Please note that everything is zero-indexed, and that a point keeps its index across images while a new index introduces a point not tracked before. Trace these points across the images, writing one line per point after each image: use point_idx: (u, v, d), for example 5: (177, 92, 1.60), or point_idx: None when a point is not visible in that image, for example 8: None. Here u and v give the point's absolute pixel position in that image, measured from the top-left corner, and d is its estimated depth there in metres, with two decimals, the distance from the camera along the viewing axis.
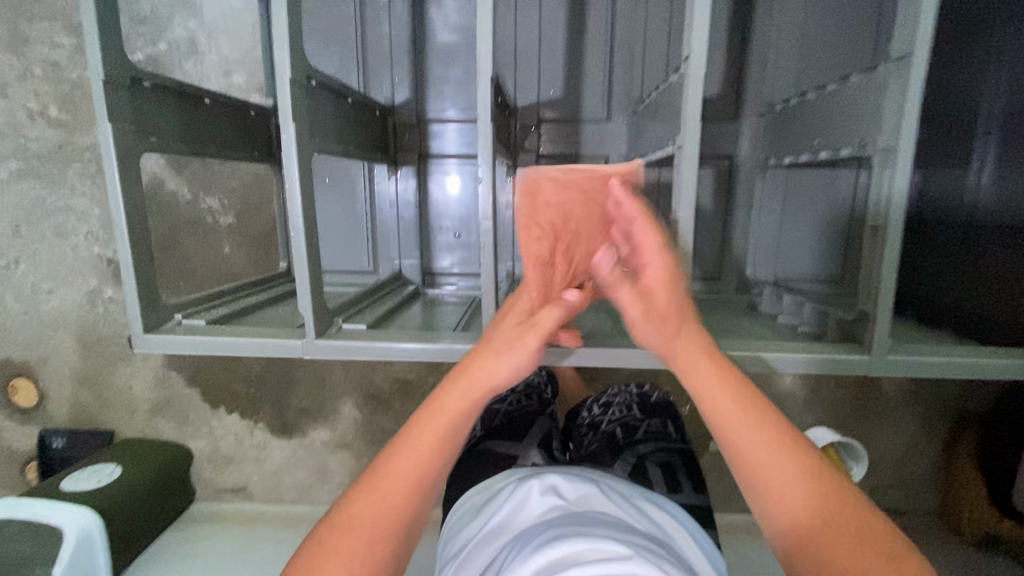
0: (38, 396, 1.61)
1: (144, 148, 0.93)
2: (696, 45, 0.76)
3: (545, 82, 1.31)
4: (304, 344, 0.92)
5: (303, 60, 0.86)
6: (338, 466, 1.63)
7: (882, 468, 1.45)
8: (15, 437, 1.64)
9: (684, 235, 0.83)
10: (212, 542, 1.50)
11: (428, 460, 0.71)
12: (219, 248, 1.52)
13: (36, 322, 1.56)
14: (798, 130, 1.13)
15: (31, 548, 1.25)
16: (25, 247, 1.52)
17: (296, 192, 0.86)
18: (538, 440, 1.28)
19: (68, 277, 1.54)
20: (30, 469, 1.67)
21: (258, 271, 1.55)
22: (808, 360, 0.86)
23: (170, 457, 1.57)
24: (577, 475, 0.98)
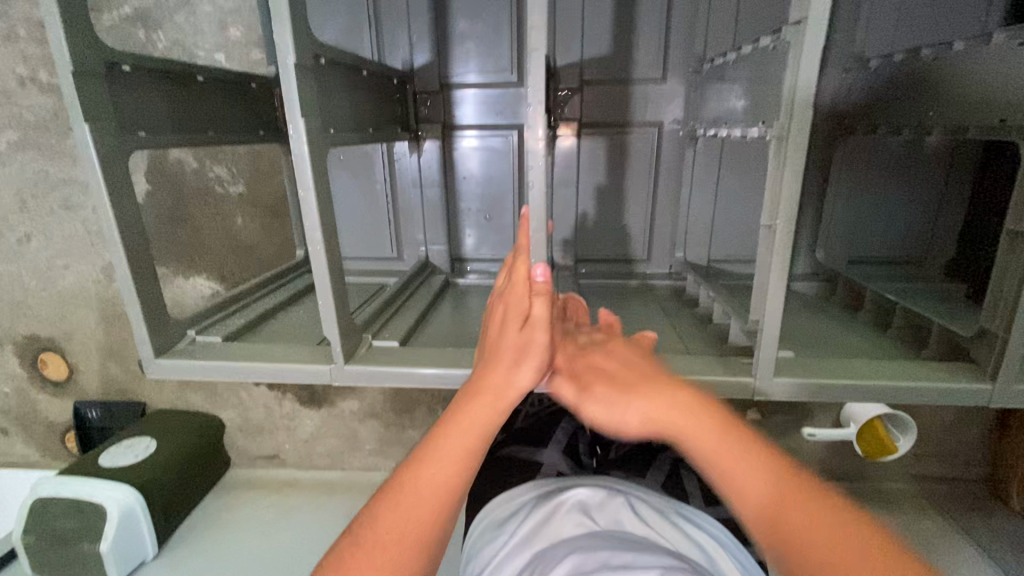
0: (68, 369, 1.57)
1: (133, 145, 0.80)
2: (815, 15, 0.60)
3: (589, 37, 1.12)
4: (333, 371, 0.82)
5: (309, 35, 0.70)
6: (369, 434, 1.59)
7: (927, 438, 1.35)
8: (53, 411, 1.63)
9: (781, 253, 0.69)
10: (249, 508, 1.48)
11: (462, 476, 0.61)
12: (231, 220, 1.40)
13: (56, 299, 1.50)
14: (906, 95, 0.95)
15: (76, 524, 1.22)
16: (35, 222, 1.42)
17: (311, 200, 0.73)
18: (564, 447, 1.19)
19: (82, 252, 1.45)
20: (69, 440, 1.66)
21: (275, 245, 1.44)
22: (917, 388, 0.76)
23: (202, 428, 1.52)
24: (602, 486, 0.89)
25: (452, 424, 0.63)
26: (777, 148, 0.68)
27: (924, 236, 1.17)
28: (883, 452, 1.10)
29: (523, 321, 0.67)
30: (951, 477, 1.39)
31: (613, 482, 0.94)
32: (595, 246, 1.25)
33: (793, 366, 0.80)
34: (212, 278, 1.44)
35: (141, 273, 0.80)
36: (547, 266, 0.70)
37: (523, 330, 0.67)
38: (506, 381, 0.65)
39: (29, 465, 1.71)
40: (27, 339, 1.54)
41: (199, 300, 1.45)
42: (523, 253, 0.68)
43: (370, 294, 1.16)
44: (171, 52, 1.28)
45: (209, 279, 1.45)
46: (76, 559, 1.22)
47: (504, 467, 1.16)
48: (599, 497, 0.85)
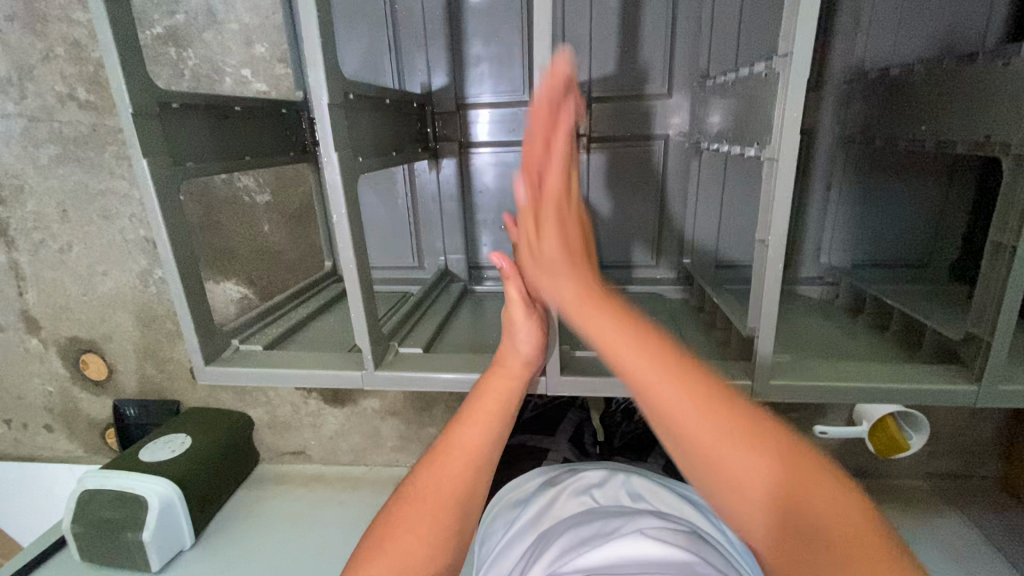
0: (107, 369, 1.69)
1: (182, 174, 0.88)
2: (800, 57, 0.66)
3: (596, 56, 1.17)
4: (364, 376, 0.90)
5: (339, 73, 0.77)
6: (390, 431, 1.68)
7: (937, 435, 1.38)
8: (95, 407, 1.75)
9: (773, 267, 0.75)
10: (281, 501, 1.58)
11: (485, 439, 0.79)
12: (259, 227, 1.49)
13: (97, 302, 1.61)
14: (903, 109, 1.00)
15: (121, 517, 1.32)
16: (77, 231, 1.53)
17: (344, 225, 0.80)
18: (570, 435, 1.27)
19: (120, 259, 1.56)
20: (110, 436, 1.78)
21: (299, 252, 1.53)
22: (908, 388, 0.81)
23: (233, 424, 1.61)
24: (604, 467, 0.99)
25: (474, 399, 0.81)
26: (769, 169, 0.73)
27: (927, 237, 1.21)
28: (895, 448, 1.14)
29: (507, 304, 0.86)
30: (961, 472, 1.41)
31: (618, 465, 1.02)
32: (607, 253, 1.31)
33: (788, 370, 0.85)
34: (241, 283, 1.54)
35: (190, 287, 0.89)
36: (497, 253, 0.86)
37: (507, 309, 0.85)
38: (508, 353, 0.82)
39: (73, 459, 1.84)
40: (70, 340, 1.66)
41: (230, 306, 1.56)
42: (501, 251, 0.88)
43: (394, 302, 1.24)
44: (201, 70, 1.37)
45: (239, 284, 1.55)
46: (122, 546, 1.32)
47: (516, 450, 1.24)
48: (603, 477, 0.95)
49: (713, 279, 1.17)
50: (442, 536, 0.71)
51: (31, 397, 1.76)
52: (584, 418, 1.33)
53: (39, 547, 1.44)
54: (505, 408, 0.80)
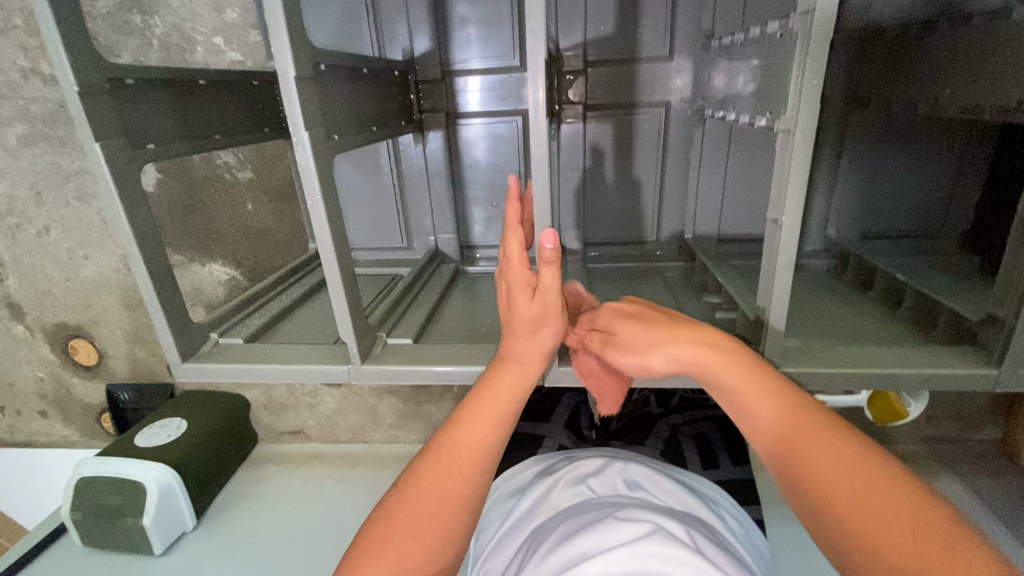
0: (98, 355, 1.63)
1: (144, 159, 0.81)
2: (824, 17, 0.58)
3: (593, 16, 1.08)
4: (350, 370, 0.84)
5: (307, 41, 0.69)
6: (387, 409, 1.65)
7: (939, 402, 1.36)
8: (87, 393, 1.70)
9: (787, 249, 0.69)
10: (278, 481, 1.55)
11: (492, 435, 0.72)
12: (241, 206, 1.41)
13: (81, 287, 1.54)
14: (923, 69, 0.93)
15: (118, 501, 1.29)
16: (52, 214, 1.45)
17: (321, 214, 0.74)
18: (566, 422, 1.24)
19: (101, 242, 1.49)
20: (105, 420, 1.75)
21: (286, 230, 1.49)
22: (926, 374, 0.76)
23: (229, 406, 1.58)
24: (603, 455, 0.95)
25: (478, 396, 0.75)
26: (784, 142, 0.66)
27: (940, 209, 1.14)
28: (894, 416, 1.11)
29: (531, 290, 0.72)
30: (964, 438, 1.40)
31: (617, 452, 0.98)
32: (605, 228, 1.25)
33: (797, 355, 0.81)
34: (228, 263, 1.45)
35: (159, 278, 0.83)
36: (555, 232, 0.68)
37: (534, 299, 0.72)
38: (530, 349, 0.74)
39: (69, 444, 1.81)
40: (57, 326, 1.60)
41: (217, 288, 1.46)
42: (513, 227, 0.71)
43: (382, 286, 1.18)
44: (170, 39, 1.26)
45: (225, 265, 1.45)
46: (122, 531, 1.30)
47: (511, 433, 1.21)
48: (601, 465, 0.91)
49: (715, 254, 1.12)
50: (445, 542, 0.67)
51: (21, 384, 1.71)
52: (581, 401, 1.30)
53: (38, 535, 1.42)
54: (515, 407, 0.75)
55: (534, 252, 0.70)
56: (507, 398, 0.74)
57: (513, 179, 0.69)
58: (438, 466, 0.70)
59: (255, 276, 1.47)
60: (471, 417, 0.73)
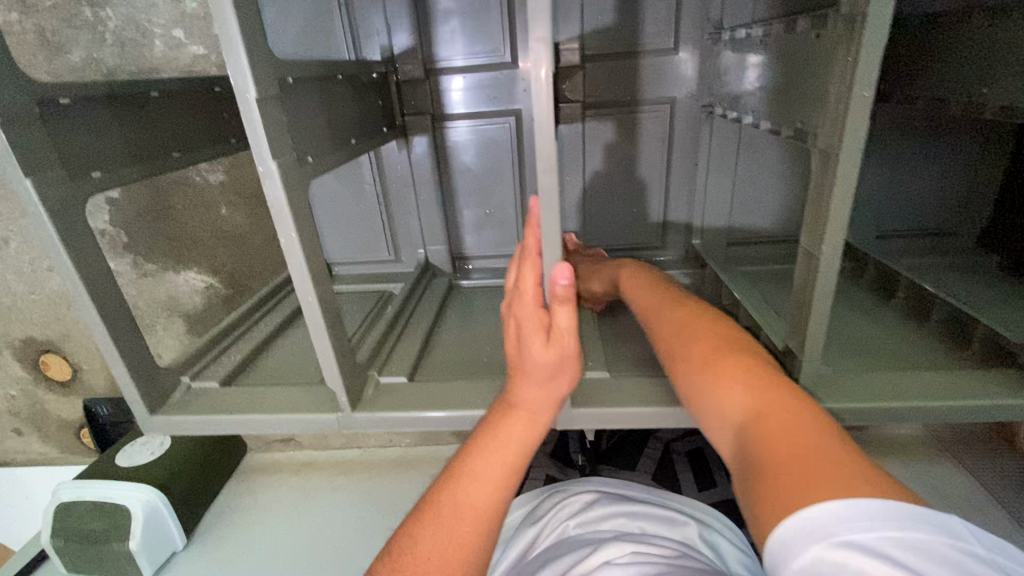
0: (71, 368, 1.51)
1: (89, 189, 0.71)
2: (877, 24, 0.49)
3: (591, 5, 0.98)
4: (340, 420, 0.77)
5: (270, 55, 0.59)
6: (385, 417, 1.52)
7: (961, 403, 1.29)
8: (63, 410, 1.58)
9: (824, 281, 0.62)
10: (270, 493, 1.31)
11: (503, 493, 0.62)
12: (215, 211, 1.27)
13: (47, 301, 1.42)
14: (954, 62, 0.85)
15: (103, 526, 1.10)
16: (11, 225, 1.33)
17: (296, 254, 0.64)
18: (553, 448, 1.18)
19: None
20: (85, 436, 1.63)
21: (263, 236, 1.32)
22: (966, 405, 0.70)
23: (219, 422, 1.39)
24: (592, 491, 0.92)
25: (481, 444, 0.64)
26: (822, 163, 0.59)
27: (957, 203, 1.06)
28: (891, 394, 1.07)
29: (546, 331, 0.62)
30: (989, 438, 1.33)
31: (610, 485, 0.95)
32: (607, 234, 1.17)
33: (829, 389, 0.74)
34: (204, 271, 1.34)
35: (117, 323, 0.73)
36: (570, 267, 0.59)
37: (549, 343, 0.62)
38: (542, 397, 0.65)
39: (50, 461, 1.69)
40: (24, 342, 1.47)
41: (195, 296, 1.36)
42: (531, 258, 0.63)
43: (370, 308, 1.09)
44: (124, 33, 1.12)
45: (202, 273, 1.34)
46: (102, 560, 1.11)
47: None
48: (587, 503, 0.89)
49: (726, 262, 1.04)
50: None
51: None
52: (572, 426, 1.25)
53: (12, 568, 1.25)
54: (524, 460, 0.64)
55: (546, 287, 0.61)
56: (515, 448, 0.63)
57: (533, 202, 0.60)
58: (432, 527, 0.59)
59: (235, 284, 1.35)
60: (470, 468, 0.62)
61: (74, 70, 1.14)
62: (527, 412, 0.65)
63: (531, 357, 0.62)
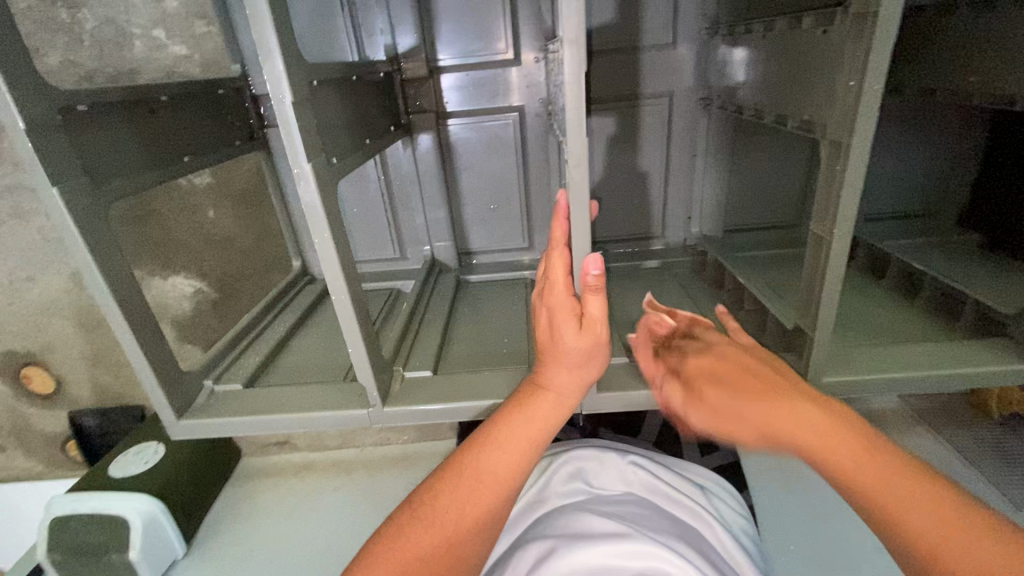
0: (54, 381, 1.42)
1: (110, 196, 0.70)
2: (883, 27, 0.53)
3: (593, 4, 1.01)
4: (371, 414, 0.78)
5: (299, 59, 0.60)
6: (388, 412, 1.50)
7: None
8: (43, 421, 1.48)
9: (833, 264, 0.66)
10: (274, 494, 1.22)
11: (524, 461, 0.64)
12: (202, 214, 1.22)
13: (26, 312, 1.34)
14: (939, 54, 0.90)
15: (101, 538, 0.98)
16: None
17: (330, 254, 0.66)
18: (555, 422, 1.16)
19: (45, 260, 1.29)
20: (72, 448, 1.53)
21: (254, 236, 1.28)
22: (963, 373, 0.76)
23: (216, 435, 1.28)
24: (600, 446, 0.92)
25: (506, 415, 0.66)
26: (830, 154, 0.63)
27: (938, 183, 1.13)
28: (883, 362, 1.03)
29: (577, 319, 0.65)
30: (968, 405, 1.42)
31: (619, 444, 0.95)
32: (610, 224, 1.20)
33: (837, 364, 0.78)
34: (192, 275, 1.25)
35: (141, 328, 0.72)
36: (600, 257, 0.62)
37: (582, 329, 0.65)
38: (570, 381, 0.67)
39: (35, 475, 1.59)
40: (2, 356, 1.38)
41: (183, 303, 1.26)
42: (559, 247, 0.65)
43: (384, 304, 1.10)
44: (104, 34, 1.05)
45: (189, 276, 1.24)
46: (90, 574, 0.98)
47: None
48: (598, 457, 0.89)
49: (726, 247, 1.08)
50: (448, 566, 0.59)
51: None
52: None
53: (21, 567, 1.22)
54: (546, 437, 0.66)
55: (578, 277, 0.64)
56: (537, 429, 0.66)
57: (561, 195, 0.63)
58: (453, 485, 0.62)
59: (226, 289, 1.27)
60: (495, 436, 0.65)
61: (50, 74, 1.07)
62: (552, 395, 0.67)
63: (566, 346, 0.65)
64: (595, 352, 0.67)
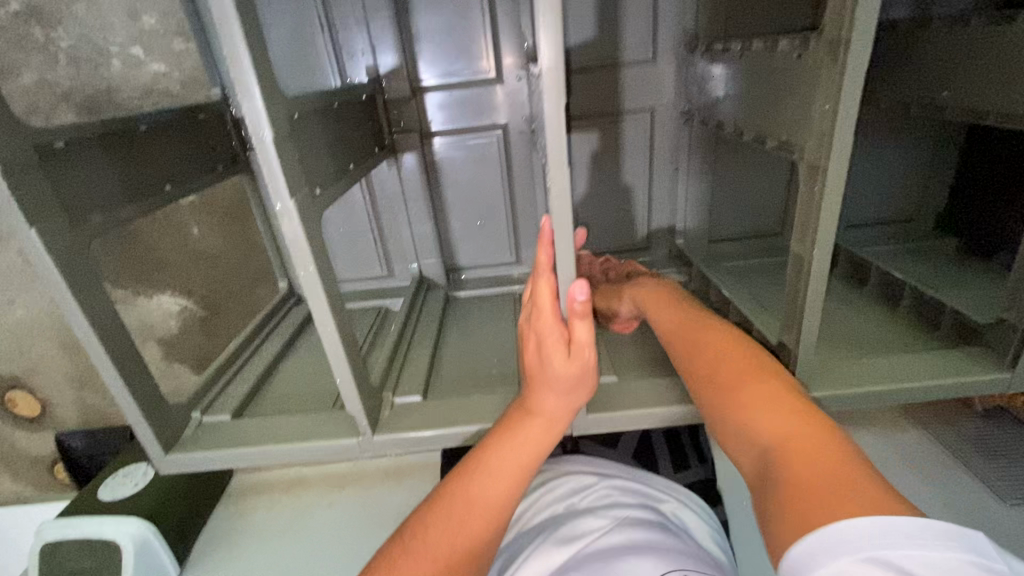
0: (40, 404, 1.40)
1: (89, 229, 0.69)
2: (854, 56, 0.54)
3: (571, 22, 1.02)
4: (361, 443, 0.78)
5: (280, 93, 0.60)
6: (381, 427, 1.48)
7: None
8: (30, 445, 1.46)
9: (813, 284, 0.67)
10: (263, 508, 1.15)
11: (514, 491, 0.64)
12: (186, 234, 1.20)
13: (8, 337, 1.31)
14: (915, 68, 0.92)
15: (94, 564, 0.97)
16: None
17: (314, 285, 0.65)
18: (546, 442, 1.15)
19: (27, 284, 1.27)
20: (60, 470, 1.51)
21: (241, 251, 1.29)
22: (944, 384, 0.77)
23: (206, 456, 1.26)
24: (588, 465, 0.91)
25: (497, 446, 0.66)
26: (807, 176, 0.65)
27: (917, 188, 1.15)
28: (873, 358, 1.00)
29: (566, 346, 0.65)
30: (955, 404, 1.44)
31: (608, 463, 0.93)
32: (596, 238, 1.21)
33: (819, 377, 0.80)
34: (178, 293, 1.24)
35: (123, 361, 0.71)
36: (587, 283, 0.63)
37: (570, 356, 0.65)
38: (559, 408, 0.67)
39: (24, 500, 1.56)
40: None
41: (169, 321, 1.25)
42: (544, 273, 0.65)
43: (373, 325, 1.10)
44: (80, 53, 1.04)
45: (175, 294, 1.24)
46: None
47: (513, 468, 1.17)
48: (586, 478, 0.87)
49: (709, 258, 1.10)
50: None
51: None
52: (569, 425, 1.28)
53: None
54: (537, 464, 0.66)
55: (566, 303, 0.64)
56: (527, 457, 0.66)
57: (546, 222, 0.64)
58: (443, 518, 0.61)
59: (213, 307, 1.27)
60: (483, 467, 0.65)
61: (26, 95, 1.05)
62: (540, 423, 0.67)
63: (554, 373, 0.66)
64: (583, 378, 0.67)
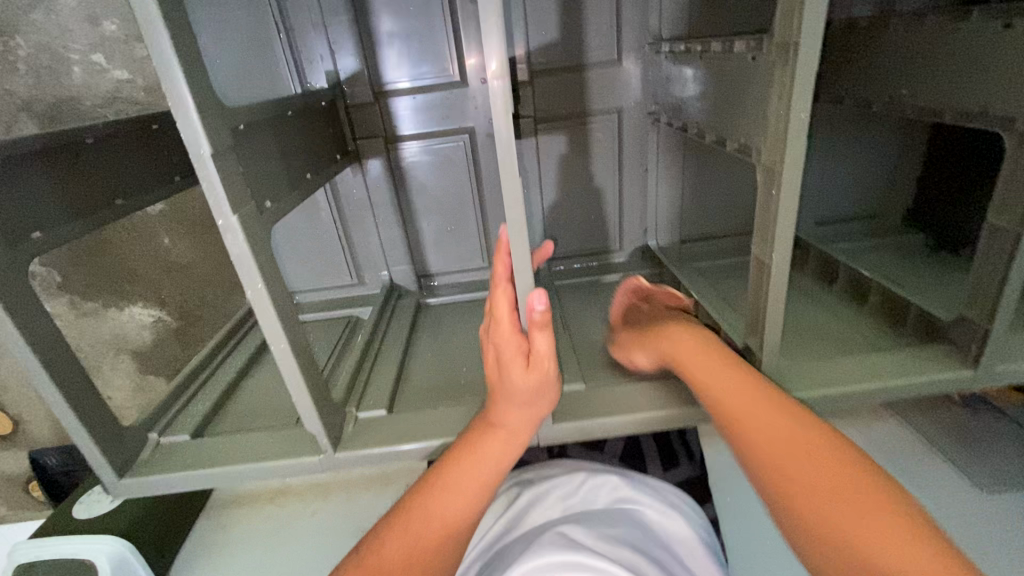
0: (9, 423, 1.36)
1: (32, 248, 0.67)
2: (803, 60, 0.54)
3: (533, 26, 1.01)
4: (323, 460, 0.76)
5: (220, 105, 0.57)
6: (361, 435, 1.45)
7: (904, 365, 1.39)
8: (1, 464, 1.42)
9: (774, 287, 0.66)
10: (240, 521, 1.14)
11: (473, 504, 0.63)
12: (157, 241, 1.16)
13: None
14: (877, 64, 0.91)
15: None
16: None
17: (263, 303, 0.63)
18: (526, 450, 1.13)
19: None
20: (33, 489, 1.46)
21: (212, 263, 1.20)
22: (909, 383, 0.77)
23: None
24: (567, 465, 0.89)
25: (458, 459, 0.65)
26: (765, 179, 0.64)
27: (885, 185, 1.15)
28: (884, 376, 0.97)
29: (525, 357, 0.63)
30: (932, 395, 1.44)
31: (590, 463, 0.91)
32: (568, 240, 1.19)
33: (786, 378, 0.79)
34: (150, 304, 1.22)
35: (70, 385, 0.68)
36: (545, 293, 0.60)
37: (530, 368, 0.63)
38: (520, 419, 0.66)
39: None
40: None
41: (143, 332, 1.24)
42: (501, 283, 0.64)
43: (339, 337, 1.08)
44: (38, 61, 1.01)
45: (148, 305, 1.22)
46: None
47: None
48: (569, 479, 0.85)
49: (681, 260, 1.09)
50: None
51: None
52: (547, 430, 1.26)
53: None
54: (498, 478, 0.65)
55: (523, 313, 0.62)
56: (487, 469, 0.65)
57: (500, 232, 0.62)
58: (401, 533, 0.60)
59: (185, 318, 1.25)
60: (443, 480, 0.63)
61: None
62: (501, 434, 0.66)
63: (513, 384, 0.64)
64: (545, 389, 0.66)
